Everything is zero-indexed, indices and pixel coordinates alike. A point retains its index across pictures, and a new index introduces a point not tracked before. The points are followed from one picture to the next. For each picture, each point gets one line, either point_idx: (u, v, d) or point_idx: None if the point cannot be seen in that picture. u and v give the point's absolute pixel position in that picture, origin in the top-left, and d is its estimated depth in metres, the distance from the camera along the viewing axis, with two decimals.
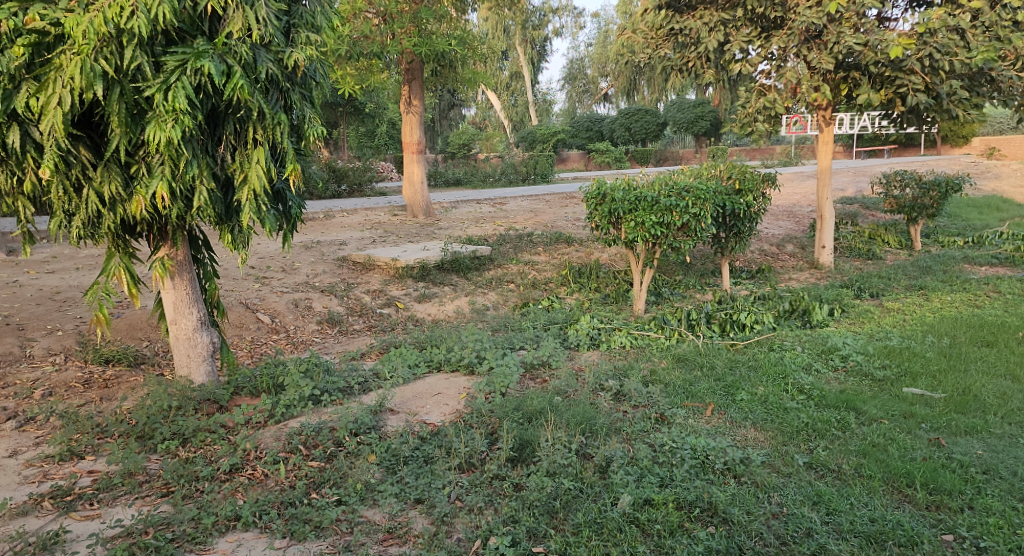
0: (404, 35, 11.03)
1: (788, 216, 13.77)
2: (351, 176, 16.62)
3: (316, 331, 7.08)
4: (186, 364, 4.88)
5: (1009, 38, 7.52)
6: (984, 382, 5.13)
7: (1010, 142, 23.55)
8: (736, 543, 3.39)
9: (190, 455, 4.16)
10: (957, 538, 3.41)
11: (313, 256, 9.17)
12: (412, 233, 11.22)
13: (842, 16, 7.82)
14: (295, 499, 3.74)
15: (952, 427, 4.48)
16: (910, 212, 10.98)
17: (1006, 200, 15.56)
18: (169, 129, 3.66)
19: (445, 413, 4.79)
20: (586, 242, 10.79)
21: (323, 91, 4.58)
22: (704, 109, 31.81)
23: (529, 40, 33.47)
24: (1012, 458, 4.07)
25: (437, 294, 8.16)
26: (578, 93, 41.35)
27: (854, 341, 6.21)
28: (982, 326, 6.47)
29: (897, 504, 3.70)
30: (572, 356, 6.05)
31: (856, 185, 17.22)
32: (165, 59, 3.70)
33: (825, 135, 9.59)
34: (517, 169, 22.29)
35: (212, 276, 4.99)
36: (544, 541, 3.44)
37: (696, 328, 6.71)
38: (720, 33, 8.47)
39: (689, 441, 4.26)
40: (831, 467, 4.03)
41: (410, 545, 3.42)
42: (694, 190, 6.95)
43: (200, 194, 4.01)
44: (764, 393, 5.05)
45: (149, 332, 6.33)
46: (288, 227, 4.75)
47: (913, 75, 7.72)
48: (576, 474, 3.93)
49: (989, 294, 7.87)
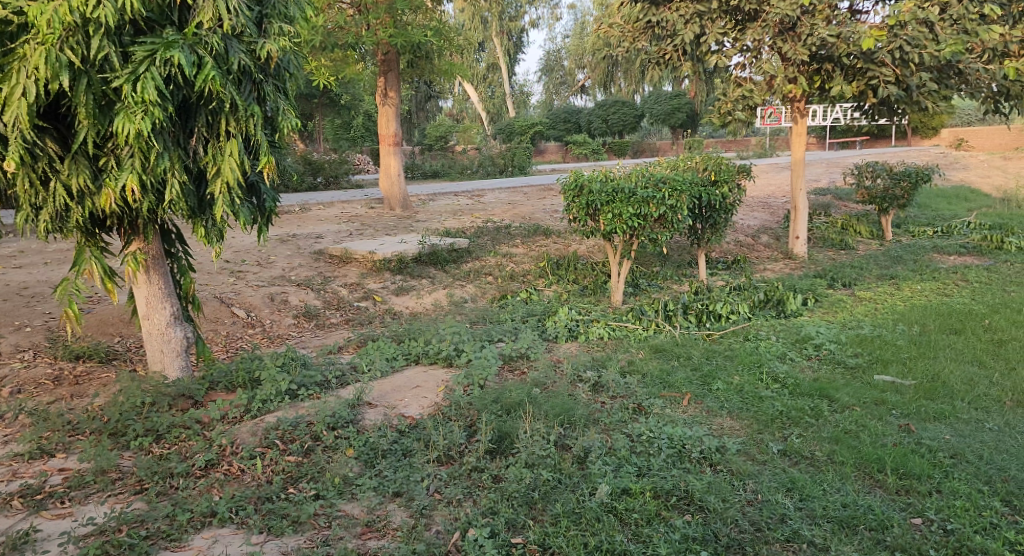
0: (380, 26, 10.83)
1: (763, 207, 13.93)
2: (328, 169, 16.44)
3: (293, 325, 7.02)
4: (160, 359, 4.83)
5: (976, 31, 7.63)
6: (953, 370, 5.23)
7: (976, 133, 24.09)
8: (712, 531, 3.42)
9: (165, 451, 4.12)
10: (925, 522, 3.48)
11: (290, 249, 9.08)
12: (389, 226, 11.15)
13: (815, 9, 8.04)
14: (272, 494, 3.72)
15: (922, 413, 4.57)
16: (881, 203, 11.13)
17: (973, 191, 15.83)
18: (139, 121, 3.60)
19: (424, 406, 4.78)
20: (564, 234, 10.80)
21: (297, 83, 4.55)
22: (681, 101, 32.00)
23: (505, 32, 33.22)
24: (978, 443, 4.16)
25: (415, 288, 8.14)
26: (555, 84, 41.58)
27: (827, 330, 6.30)
28: (950, 314, 6.59)
29: (868, 489, 3.77)
30: (551, 348, 6.08)
31: (829, 176, 17.48)
32: (134, 50, 3.63)
33: (799, 127, 9.67)
34: (495, 160, 22.18)
35: (187, 270, 4.94)
36: (522, 532, 3.46)
37: (673, 319, 6.74)
38: (696, 25, 8.43)
39: (666, 431, 4.32)
40: (804, 454, 4.10)
41: (389, 539, 3.41)
42: (670, 181, 7.03)
43: (171, 187, 3.94)
44: (740, 382, 5.12)
45: (121, 327, 6.20)
46: (263, 221, 4.71)
47: (884, 67, 7.79)
48: (555, 466, 3.96)
49: (958, 283, 8.03)
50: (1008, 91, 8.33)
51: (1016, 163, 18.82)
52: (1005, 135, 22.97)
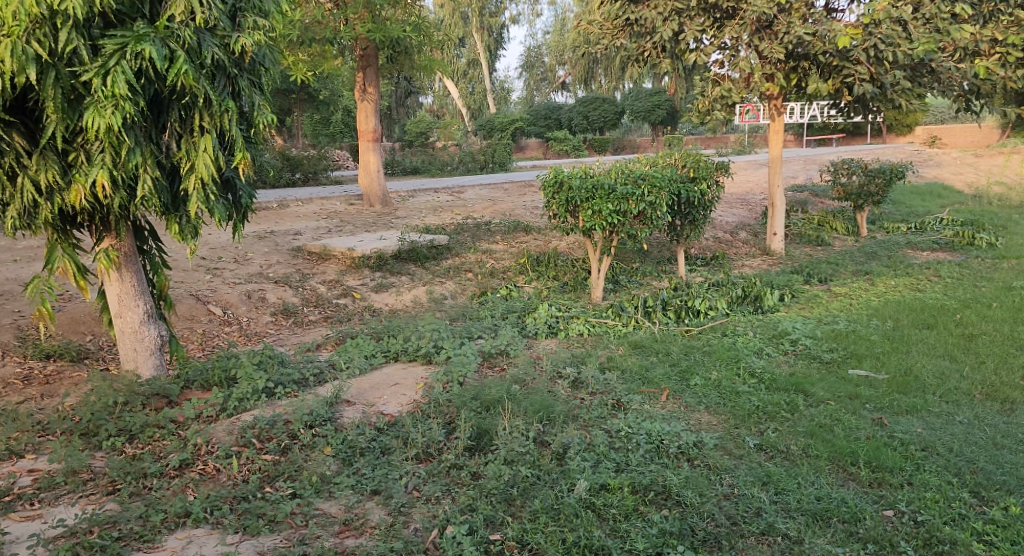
0: (358, 21, 10.76)
1: (741, 204, 14.04)
2: (306, 165, 16.32)
3: (270, 323, 6.96)
4: (133, 358, 4.76)
5: (947, 30, 7.77)
6: (925, 363, 5.31)
7: (949, 130, 24.53)
8: (689, 525, 3.44)
9: (138, 451, 4.06)
10: (896, 513, 3.53)
11: (267, 246, 8.99)
12: (368, 223, 11.08)
13: (791, 7, 8.11)
14: (248, 494, 3.69)
15: (894, 407, 4.64)
16: (856, 199, 11.25)
17: (946, 187, 16.10)
18: (109, 115, 3.55)
19: (403, 403, 4.77)
20: (544, 231, 10.80)
21: (272, 77, 4.51)
22: (661, 98, 32.19)
23: (486, 28, 33.12)
24: (948, 435, 4.22)
25: (394, 284, 8.10)
26: (536, 81, 41.65)
27: (803, 325, 6.37)
28: (922, 310, 6.69)
29: (842, 482, 3.81)
30: (530, 345, 6.09)
31: (806, 173, 17.67)
32: (104, 43, 3.57)
33: (776, 124, 9.75)
34: (475, 157, 22.16)
35: (160, 267, 4.87)
36: (501, 528, 3.46)
37: (652, 316, 6.76)
38: (674, 23, 8.48)
39: (645, 427, 4.34)
40: (779, 448, 4.14)
41: (367, 537, 3.40)
42: (649, 178, 7.06)
43: (144, 183, 3.89)
44: (718, 377, 5.16)
45: (93, 326, 6.11)
46: (239, 217, 4.66)
47: (859, 65, 7.86)
48: (534, 462, 3.97)
49: (930, 278, 8.15)
50: (979, 90, 8.48)
51: (987, 160, 19.16)
52: (977, 132, 23.42)
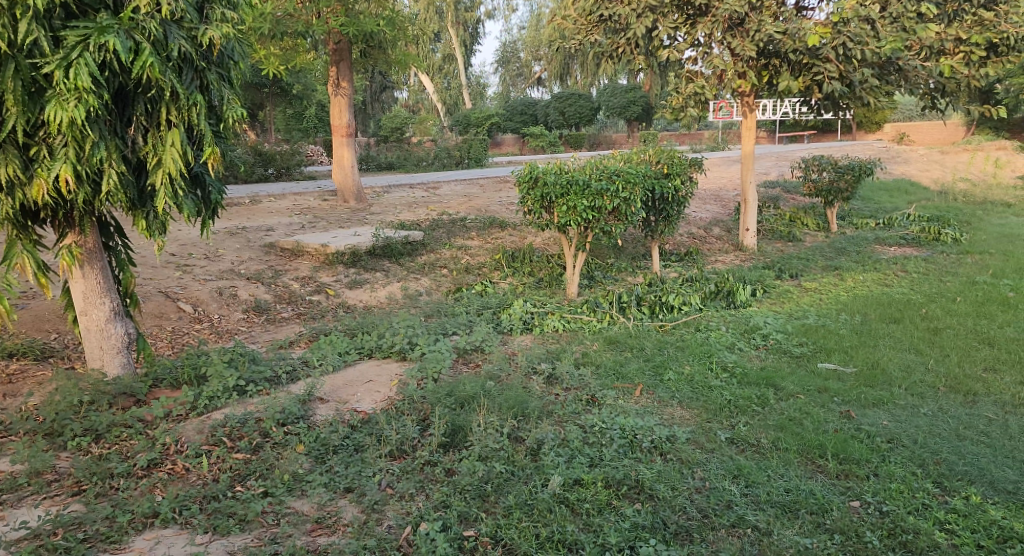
0: (331, 15, 10.65)
1: (714, 200, 14.17)
2: (279, 160, 16.15)
3: (242, 320, 6.87)
4: (99, 356, 4.67)
5: (914, 29, 7.92)
6: (892, 357, 5.41)
7: (916, 128, 25.07)
8: (661, 518, 3.46)
9: (104, 451, 3.99)
10: (863, 504, 3.59)
11: (239, 242, 8.88)
12: (342, 219, 11.00)
13: (763, 5, 8.19)
14: (218, 493, 3.64)
15: (862, 399, 4.72)
16: (827, 195, 11.40)
17: (913, 184, 16.41)
18: (72, 108, 3.48)
19: (377, 400, 4.75)
20: (520, 227, 10.80)
21: (242, 71, 4.45)
22: (636, 94, 32.45)
23: (461, 22, 32.97)
24: (914, 427, 4.30)
25: (368, 281, 8.05)
26: (511, 76, 41.65)
27: (774, 320, 6.45)
28: (890, 304, 6.80)
29: (811, 474, 3.87)
30: (505, 341, 6.09)
31: (778, 169, 17.90)
32: (65, 34, 3.50)
33: (749, 121, 9.84)
34: (451, 152, 22.11)
35: (127, 264, 4.79)
36: (475, 524, 3.45)
37: (626, 311, 6.79)
38: (648, 20, 8.49)
39: (618, 422, 4.37)
40: (750, 441, 4.19)
41: (339, 535, 3.37)
42: (623, 174, 7.09)
43: (109, 178, 3.82)
44: (691, 372, 5.21)
45: (58, 323, 5.98)
46: (208, 213, 4.59)
47: (828, 63, 7.92)
48: (508, 458, 3.97)
49: (897, 273, 8.30)
50: (945, 87, 8.66)
51: (953, 157, 19.57)
52: (943, 129, 23.96)
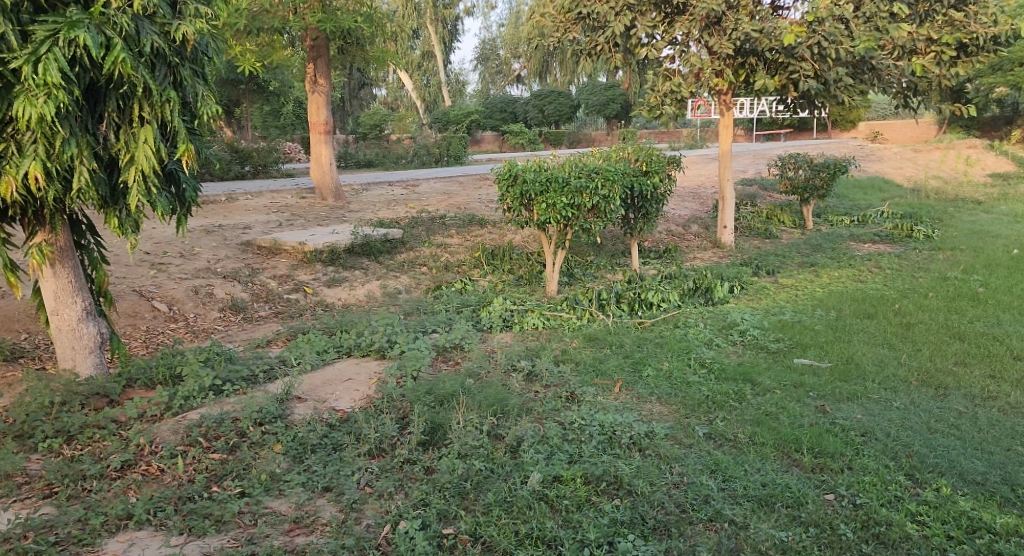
0: (308, 11, 10.57)
1: (693, 197, 14.27)
2: (256, 158, 15.99)
3: (218, 318, 6.80)
4: (71, 356, 4.59)
5: (887, 29, 8.00)
6: (866, 352, 5.49)
7: (889, 126, 25.43)
8: (640, 514, 3.48)
9: (77, 452, 3.93)
10: (837, 497, 3.63)
11: (215, 240, 8.78)
12: (321, 217, 10.92)
13: (739, 4, 8.25)
14: (193, 494, 3.61)
15: (837, 393, 4.78)
16: (803, 193, 11.51)
17: (888, 182, 16.64)
18: (41, 104, 3.42)
19: (355, 398, 4.72)
20: (500, 224, 10.80)
21: (216, 67, 4.40)
22: (614, 92, 32.69)
23: (439, 19, 32.86)
24: (887, 421, 4.36)
25: (347, 279, 8.01)
26: (491, 73, 41.60)
27: (752, 316, 6.51)
28: (864, 300, 6.90)
29: (787, 468, 3.91)
30: (484, 338, 6.08)
31: (755, 167, 18.07)
32: (34, 29, 3.43)
33: (726, 119, 9.92)
34: (430, 149, 22.04)
35: (99, 263, 4.72)
36: (454, 522, 3.45)
37: (606, 308, 6.81)
38: (627, 18, 8.52)
39: (598, 418, 4.39)
40: (728, 437, 4.23)
41: (318, 534, 3.35)
42: (602, 171, 7.11)
43: (80, 175, 3.76)
44: (669, 368, 5.24)
45: (28, 323, 5.89)
46: (182, 211, 4.53)
47: (803, 62, 7.97)
48: (487, 455, 3.97)
49: (871, 269, 8.42)
50: (917, 86, 8.80)
51: (926, 155, 19.89)
52: (915, 128, 24.33)
